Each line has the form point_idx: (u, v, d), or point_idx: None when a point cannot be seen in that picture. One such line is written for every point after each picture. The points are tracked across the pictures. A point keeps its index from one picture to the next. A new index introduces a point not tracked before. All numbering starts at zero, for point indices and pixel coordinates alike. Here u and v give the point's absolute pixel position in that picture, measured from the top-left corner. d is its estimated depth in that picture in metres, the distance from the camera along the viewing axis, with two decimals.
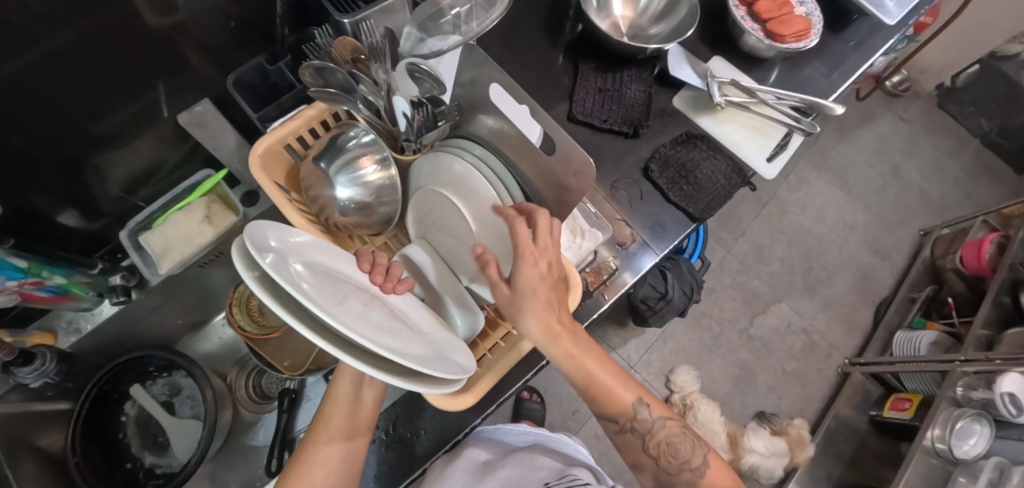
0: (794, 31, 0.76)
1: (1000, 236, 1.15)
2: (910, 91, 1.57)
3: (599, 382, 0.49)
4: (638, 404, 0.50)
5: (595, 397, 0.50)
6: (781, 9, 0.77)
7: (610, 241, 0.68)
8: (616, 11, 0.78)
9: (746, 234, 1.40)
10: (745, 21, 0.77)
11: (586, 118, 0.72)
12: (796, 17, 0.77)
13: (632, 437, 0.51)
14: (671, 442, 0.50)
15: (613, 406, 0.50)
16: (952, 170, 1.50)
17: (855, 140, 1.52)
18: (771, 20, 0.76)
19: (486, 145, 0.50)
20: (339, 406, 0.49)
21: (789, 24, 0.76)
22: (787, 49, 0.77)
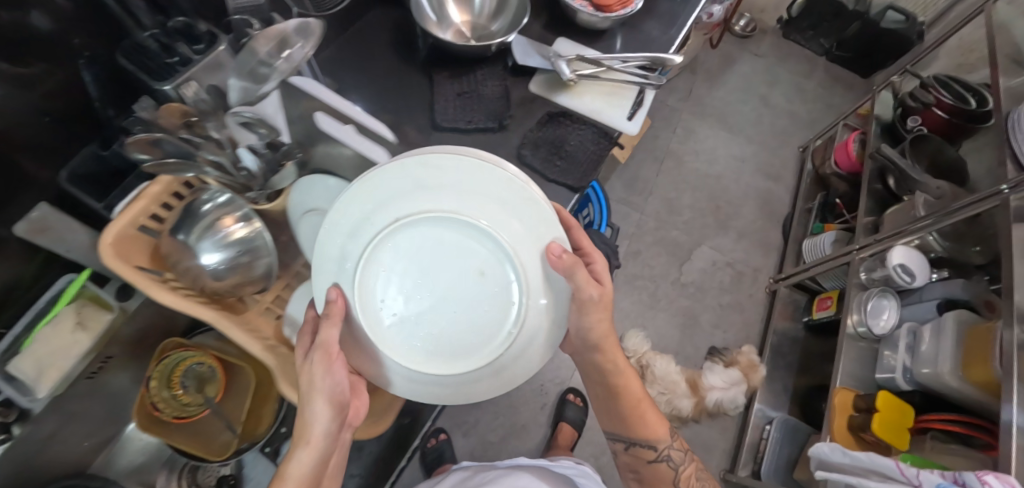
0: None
1: (859, 133, 1.34)
2: (758, 30, 1.73)
3: (642, 410, 0.67)
4: (670, 437, 0.69)
5: (639, 427, 0.67)
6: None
7: None
8: (455, 19, 0.81)
9: (654, 192, 1.48)
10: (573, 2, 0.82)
11: (452, 124, 0.74)
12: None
13: (660, 463, 0.68)
14: (695, 472, 0.70)
15: (652, 435, 0.67)
16: (811, 88, 1.67)
17: (724, 84, 1.66)
18: None
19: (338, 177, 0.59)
20: None
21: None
22: (616, 17, 0.82)
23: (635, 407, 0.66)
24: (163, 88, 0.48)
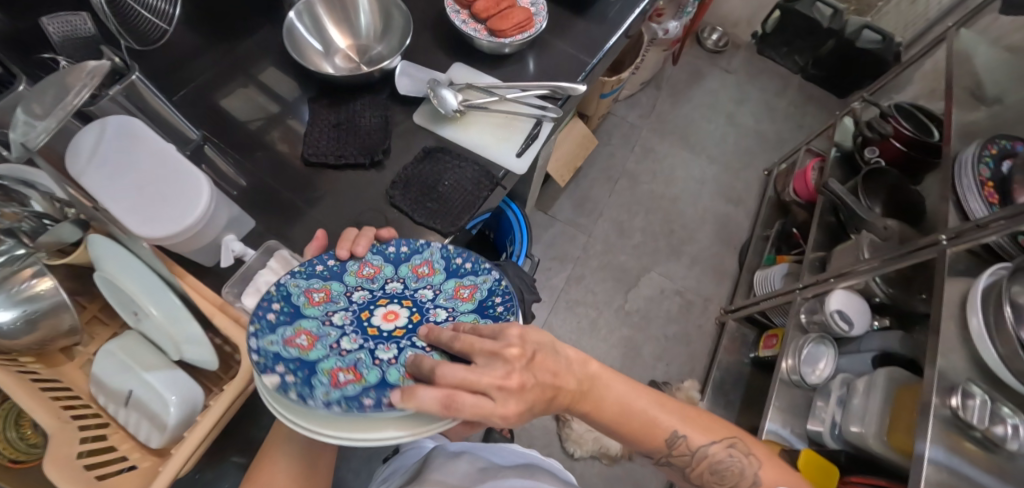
0: (520, 23, 0.76)
1: (818, 161, 1.27)
2: (730, 45, 1.69)
3: (633, 432, 0.57)
4: (675, 436, 0.58)
5: (638, 443, 0.59)
6: (500, 6, 0.76)
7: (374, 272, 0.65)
8: (339, 44, 0.76)
9: (604, 214, 1.42)
10: (467, 26, 0.77)
11: (320, 159, 0.70)
12: (518, 9, 0.76)
13: (679, 459, 0.61)
14: (715, 466, 0.61)
15: (652, 448, 0.59)
16: (781, 107, 1.62)
17: (689, 101, 1.60)
18: (490, 18, 0.76)
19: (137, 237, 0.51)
20: None
21: (510, 19, 0.75)
22: (512, 42, 0.75)
23: (622, 426, 0.57)
24: None
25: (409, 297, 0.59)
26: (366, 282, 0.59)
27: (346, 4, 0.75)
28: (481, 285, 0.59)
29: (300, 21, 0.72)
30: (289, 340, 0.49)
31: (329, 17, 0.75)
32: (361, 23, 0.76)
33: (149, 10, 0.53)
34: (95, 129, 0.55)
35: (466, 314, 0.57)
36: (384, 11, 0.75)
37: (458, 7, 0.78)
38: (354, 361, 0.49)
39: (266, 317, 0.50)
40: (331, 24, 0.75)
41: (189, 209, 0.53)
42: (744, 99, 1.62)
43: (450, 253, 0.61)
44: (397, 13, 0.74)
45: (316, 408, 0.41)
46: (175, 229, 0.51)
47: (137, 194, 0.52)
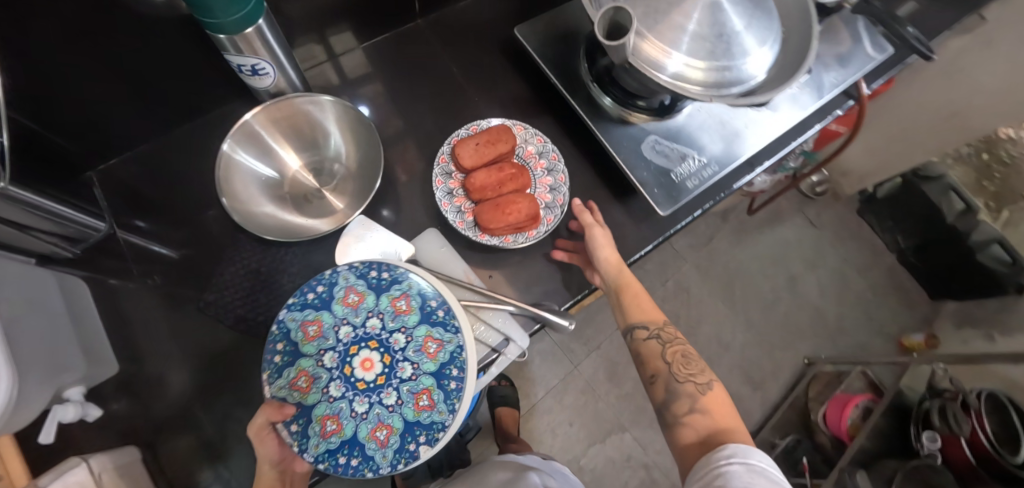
0: (515, 220, 0.60)
1: (868, 399, 1.06)
2: (827, 193, 1.42)
3: (634, 296, 0.60)
4: (661, 324, 0.59)
5: (633, 308, 0.60)
6: (501, 188, 0.61)
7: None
8: (291, 164, 0.61)
9: (601, 347, 1.24)
10: (452, 197, 0.63)
11: (216, 312, 0.60)
12: (521, 199, 0.60)
13: (654, 344, 0.58)
14: (683, 364, 0.57)
15: (645, 310, 0.60)
16: (857, 288, 1.35)
17: (752, 245, 1.35)
18: (484, 201, 0.61)
19: None
20: None
21: (503, 212, 0.59)
22: (500, 242, 0.61)
23: (618, 281, 0.59)
24: None
25: (375, 335, 0.49)
26: (317, 385, 0.48)
27: (306, 120, 0.60)
28: (348, 280, 0.51)
29: (243, 145, 0.58)
30: (378, 443, 0.47)
31: (278, 135, 0.60)
32: (329, 147, 0.62)
33: None
34: None
35: (380, 302, 0.50)
36: (359, 142, 0.61)
37: (452, 168, 0.64)
38: (410, 394, 0.48)
39: (353, 470, 0.46)
40: (280, 142, 0.60)
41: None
42: (818, 264, 1.36)
43: (310, 301, 0.51)
44: (369, 139, 0.60)
45: (449, 412, 0.47)
46: None
47: None
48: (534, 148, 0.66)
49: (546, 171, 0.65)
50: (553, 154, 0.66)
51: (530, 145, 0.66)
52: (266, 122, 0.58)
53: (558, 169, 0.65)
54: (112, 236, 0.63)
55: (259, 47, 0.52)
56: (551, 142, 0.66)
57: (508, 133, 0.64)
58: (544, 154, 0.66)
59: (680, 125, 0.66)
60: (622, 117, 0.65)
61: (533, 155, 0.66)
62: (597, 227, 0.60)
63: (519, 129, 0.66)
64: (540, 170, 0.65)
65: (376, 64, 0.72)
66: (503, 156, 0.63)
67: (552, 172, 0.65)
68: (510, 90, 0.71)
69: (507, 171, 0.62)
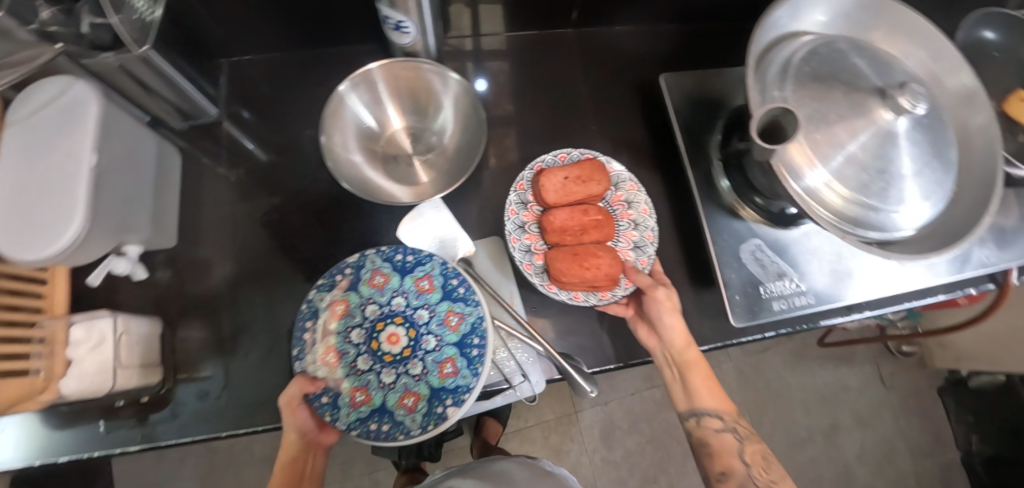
0: (591, 278, 0.56)
1: None
2: (914, 357, 1.27)
3: (705, 380, 0.57)
4: (735, 416, 0.56)
5: (704, 394, 0.57)
6: (581, 233, 0.58)
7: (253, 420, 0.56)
8: (394, 123, 0.62)
9: (608, 404, 1.19)
10: (524, 232, 0.60)
11: (274, 230, 0.62)
12: (602, 253, 0.57)
13: (728, 437, 0.55)
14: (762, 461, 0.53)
15: (720, 397, 0.57)
16: (902, 469, 1.20)
17: (807, 374, 1.23)
18: (559, 244, 0.58)
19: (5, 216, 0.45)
20: None
21: (581, 267, 0.56)
22: (572, 298, 0.58)
23: (684, 359, 0.57)
24: None
25: (400, 312, 0.52)
26: (345, 359, 0.50)
27: (426, 89, 0.60)
28: (378, 261, 0.52)
29: (361, 91, 0.58)
30: (406, 407, 0.48)
31: (392, 91, 0.60)
32: (437, 122, 0.62)
33: None
34: (63, 86, 0.50)
35: (404, 281, 0.52)
36: (467, 130, 0.60)
37: (530, 198, 0.61)
38: (435, 363, 0.50)
39: (379, 434, 0.48)
40: (391, 98, 0.61)
41: (61, 230, 0.45)
42: (870, 425, 1.22)
43: (335, 281, 0.51)
44: (478, 125, 0.59)
45: (473, 376, 0.48)
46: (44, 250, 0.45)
47: (22, 190, 0.47)
48: (624, 195, 0.62)
49: (631, 223, 0.61)
50: (646, 207, 0.61)
51: (621, 190, 0.62)
52: (386, 76, 0.58)
53: (648, 226, 0.61)
54: (215, 124, 0.66)
55: (411, 6, 0.51)
56: (644, 191, 0.62)
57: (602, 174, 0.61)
58: (633, 204, 0.62)
59: (791, 240, 0.61)
60: (733, 207, 0.60)
61: (620, 202, 0.62)
62: (656, 290, 0.56)
63: (594, 157, 0.63)
64: (625, 222, 0.62)
65: (512, 56, 0.70)
66: (589, 198, 0.60)
67: (636, 227, 0.61)
68: (629, 133, 0.68)
69: (590, 217, 0.59)
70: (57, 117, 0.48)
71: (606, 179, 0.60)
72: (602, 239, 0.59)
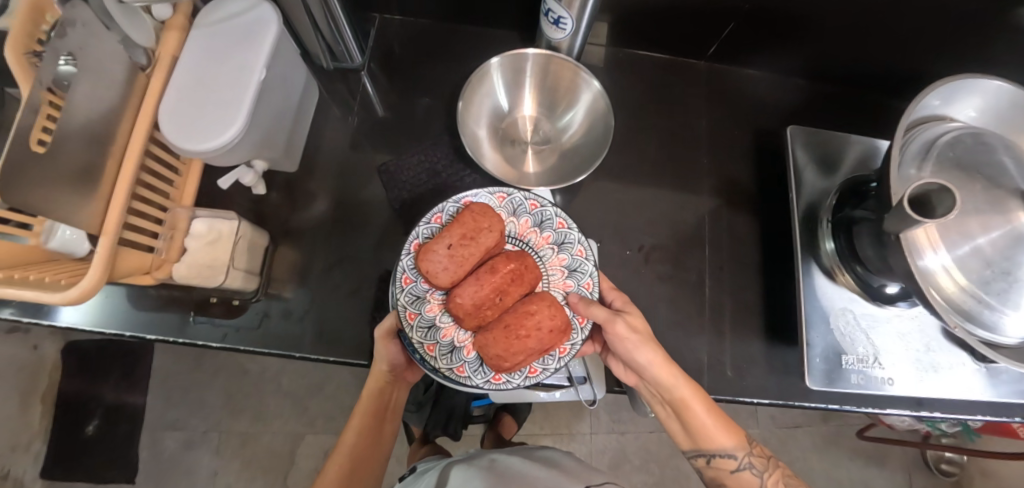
0: (537, 343, 0.53)
1: None
2: (953, 478, 1.20)
3: (707, 418, 0.54)
4: (746, 447, 0.55)
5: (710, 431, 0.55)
6: (501, 296, 0.55)
7: (321, 337, 0.60)
8: (523, 110, 0.65)
9: (625, 436, 1.18)
10: (439, 331, 0.56)
11: (387, 180, 0.65)
12: (532, 308, 0.54)
13: (748, 474, 0.55)
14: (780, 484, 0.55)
15: (730, 432, 0.55)
16: None
17: (835, 463, 1.19)
18: (486, 321, 0.55)
19: (180, 107, 0.50)
20: None
21: (519, 342, 0.53)
22: (527, 375, 0.56)
23: (679, 403, 0.54)
24: None
25: None
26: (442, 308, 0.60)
27: (561, 84, 0.63)
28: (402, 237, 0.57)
29: (502, 72, 0.62)
30: None
31: (536, 81, 0.63)
32: (563, 119, 0.64)
33: None
34: (250, 3, 0.54)
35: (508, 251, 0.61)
36: (591, 133, 0.62)
37: (424, 289, 0.56)
38: None
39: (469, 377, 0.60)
40: (533, 86, 0.64)
41: (226, 128, 0.49)
42: None
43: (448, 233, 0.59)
44: (603, 136, 0.61)
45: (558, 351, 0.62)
46: (208, 144, 0.49)
47: (194, 87, 0.51)
48: (529, 219, 0.59)
49: (555, 248, 0.59)
50: (560, 220, 0.58)
51: (525, 215, 0.58)
52: (537, 66, 0.62)
53: (570, 242, 0.59)
54: (357, 73, 0.69)
55: (575, 3, 0.54)
56: (550, 205, 0.58)
57: (484, 218, 0.55)
58: (545, 225, 0.59)
59: (884, 318, 0.60)
60: (831, 271, 0.61)
61: (530, 228, 0.59)
62: (614, 323, 0.52)
63: (501, 200, 0.58)
64: (547, 248, 0.59)
65: (642, 74, 0.72)
66: (486, 253, 0.56)
67: (561, 249, 0.59)
68: (738, 174, 0.69)
69: (498, 274, 0.55)
70: (240, 29, 0.53)
71: (495, 218, 0.56)
72: (525, 288, 0.57)
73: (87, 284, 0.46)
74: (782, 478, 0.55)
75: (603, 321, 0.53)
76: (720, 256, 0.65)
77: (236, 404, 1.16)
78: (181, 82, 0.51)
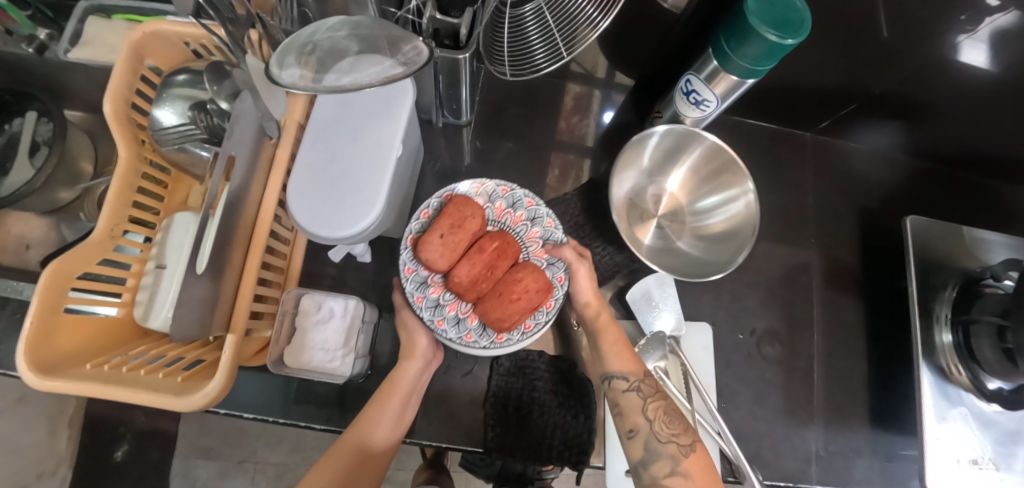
0: (529, 302, 0.51)
1: None
2: None
3: (611, 340, 0.52)
4: (641, 371, 0.51)
5: (613, 348, 0.52)
6: (493, 272, 0.52)
7: (428, 419, 0.57)
8: (669, 185, 0.65)
9: None
10: (443, 307, 0.53)
11: None
12: (520, 274, 0.51)
13: (634, 397, 0.49)
14: (669, 411, 0.48)
15: (631, 355, 0.51)
16: None
17: None
18: (477, 295, 0.52)
19: (310, 188, 0.46)
20: (74, 330, 0.46)
21: (513, 305, 0.50)
22: (520, 334, 0.53)
23: (597, 326, 0.54)
24: (285, 60, 0.40)
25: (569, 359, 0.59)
26: None
27: (722, 172, 0.62)
28: None
29: (664, 142, 0.61)
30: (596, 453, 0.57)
31: (696, 163, 0.63)
32: (707, 202, 0.63)
33: (532, 30, 0.48)
34: None
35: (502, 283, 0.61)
36: (735, 227, 0.60)
37: (425, 273, 0.54)
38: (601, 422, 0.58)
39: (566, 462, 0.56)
40: (689, 166, 0.64)
41: (359, 212, 0.45)
42: None
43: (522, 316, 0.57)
44: (738, 243, 0.59)
45: None
46: (342, 231, 0.45)
47: (325, 167, 0.47)
48: (504, 202, 0.57)
49: (529, 223, 0.57)
50: (530, 199, 0.57)
51: (498, 200, 0.57)
52: (704, 152, 0.62)
53: (542, 215, 0.57)
54: (461, 129, 0.67)
55: (723, 87, 0.52)
56: (517, 185, 0.57)
57: (468, 206, 0.53)
58: (518, 205, 0.57)
59: (995, 418, 0.59)
60: (944, 369, 0.59)
61: (506, 210, 0.57)
62: (580, 264, 0.55)
63: (477, 189, 0.57)
64: (522, 225, 0.57)
65: (749, 143, 0.71)
66: (475, 235, 0.52)
67: (534, 223, 0.57)
68: (845, 255, 0.68)
69: (487, 251, 0.52)
70: (372, 99, 0.49)
71: (477, 204, 0.53)
72: (513, 259, 0.54)
73: (215, 389, 0.42)
74: (669, 407, 0.49)
75: (571, 263, 0.55)
76: (827, 341, 0.65)
77: (273, 434, 1.13)
78: (309, 157, 0.47)
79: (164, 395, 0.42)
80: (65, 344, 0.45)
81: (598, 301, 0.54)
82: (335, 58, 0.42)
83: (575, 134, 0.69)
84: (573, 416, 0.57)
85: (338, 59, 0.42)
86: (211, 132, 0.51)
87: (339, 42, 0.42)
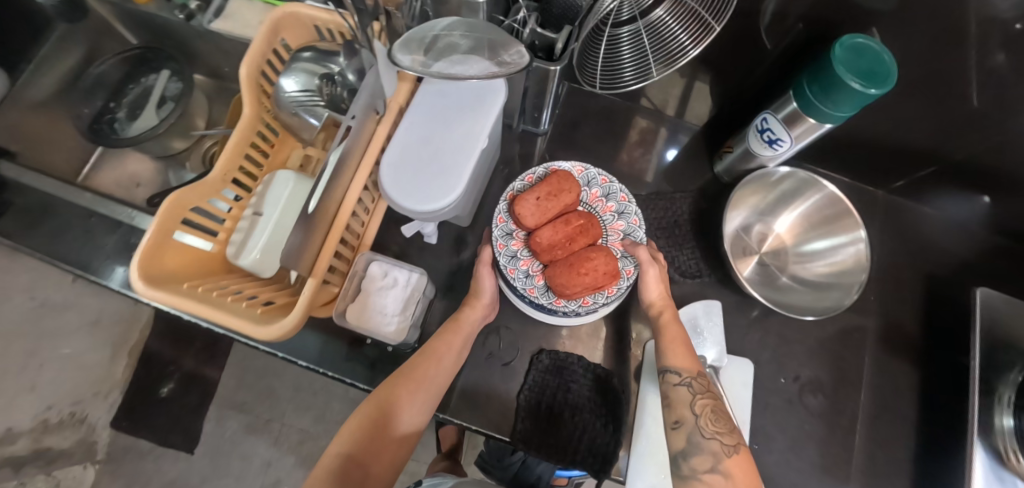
0: (592, 281, 0.54)
1: None
2: None
3: (670, 335, 0.54)
4: (694, 370, 0.51)
5: (672, 343, 0.53)
6: (569, 245, 0.57)
7: (463, 400, 0.60)
8: (777, 225, 0.66)
9: None
10: (518, 260, 0.59)
11: None
12: (595, 253, 0.55)
13: (684, 392, 0.50)
14: (716, 410, 0.48)
15: (688, 352, 0.52)
16: None
17: None
18: (550, 258, 0.57)
19: (404, 161, 0.51)
20: (179, 253, 0.52)
21: (579, 277, 0.54)
22: (576, 306, 0.57)
23: (659, 323, 0.55)
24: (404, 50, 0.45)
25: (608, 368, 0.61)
26: None
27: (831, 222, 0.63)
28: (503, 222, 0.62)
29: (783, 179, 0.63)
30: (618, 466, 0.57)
31: (810, 210, 0.65)
32: (813, 246, 0.64)
33: (624, 50, 0.52)
34: None
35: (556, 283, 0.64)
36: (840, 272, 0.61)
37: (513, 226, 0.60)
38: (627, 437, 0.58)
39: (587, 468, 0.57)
40: (799, 212, 0.65)
41: (444, 189, 0.50)
42: None
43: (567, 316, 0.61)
44: (841, 292, 0.59)
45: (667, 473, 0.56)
46: (427, 204, 0.50)
47: (422, 143, 0.52)
48: (600, 190, 0.62)
49: (617, 215, 0.61)
50: (624, 195, 0.61)
51: (595, 187, 0.62)
52: (820, 200, 0.64)
53: (630, 211, 0.61)
54: (536, 137, 0.71)
55: (801, 129, 0.54)
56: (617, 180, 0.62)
57: (568, 182, 0.59)
58: (611, 196, 0.62)
59: None
60: (1002, 452, 0.56)
61: (599, 198, 0.62)
62: (651, 267, 0.56)
63: (578, 172, 0.62)
64: (609, 214, 0.62)
65: None
66: (566, 208, 0.58)
67: (621, 216, 0.61)
68: (904, 320, 0.66)
69: (571, 225, 0.57)
70: (470, 93, 0.54)
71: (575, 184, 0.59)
72: (593, 240, 0.58)
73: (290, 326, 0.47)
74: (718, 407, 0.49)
75: (643, 263, 0.57)
76: (873, 402, 0.63)
77: (303, 400, 1.19)
78: (409, 134, 0.52)
79: (245, 322, 0.47)
80: (169, 264, 0.51)
81: (664, 298, 0.56)
82: (448, 52, 0.48)
83: (643, 159, 0.71)
84: (602, 424, 0.58)
85: (450, 53, 0.47)
86: (330, 99, 0.58)
87: (453, 39, 0.47)
